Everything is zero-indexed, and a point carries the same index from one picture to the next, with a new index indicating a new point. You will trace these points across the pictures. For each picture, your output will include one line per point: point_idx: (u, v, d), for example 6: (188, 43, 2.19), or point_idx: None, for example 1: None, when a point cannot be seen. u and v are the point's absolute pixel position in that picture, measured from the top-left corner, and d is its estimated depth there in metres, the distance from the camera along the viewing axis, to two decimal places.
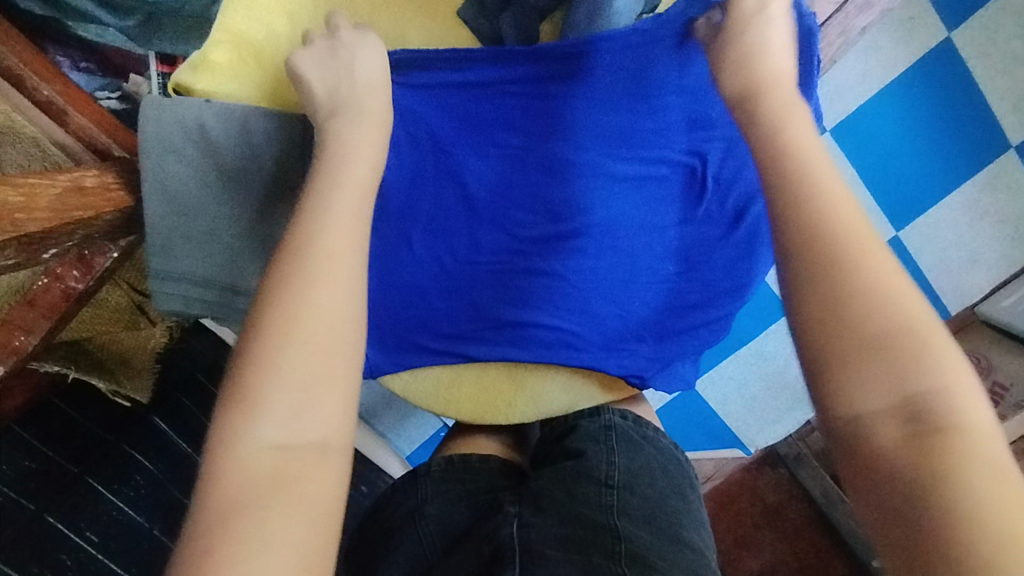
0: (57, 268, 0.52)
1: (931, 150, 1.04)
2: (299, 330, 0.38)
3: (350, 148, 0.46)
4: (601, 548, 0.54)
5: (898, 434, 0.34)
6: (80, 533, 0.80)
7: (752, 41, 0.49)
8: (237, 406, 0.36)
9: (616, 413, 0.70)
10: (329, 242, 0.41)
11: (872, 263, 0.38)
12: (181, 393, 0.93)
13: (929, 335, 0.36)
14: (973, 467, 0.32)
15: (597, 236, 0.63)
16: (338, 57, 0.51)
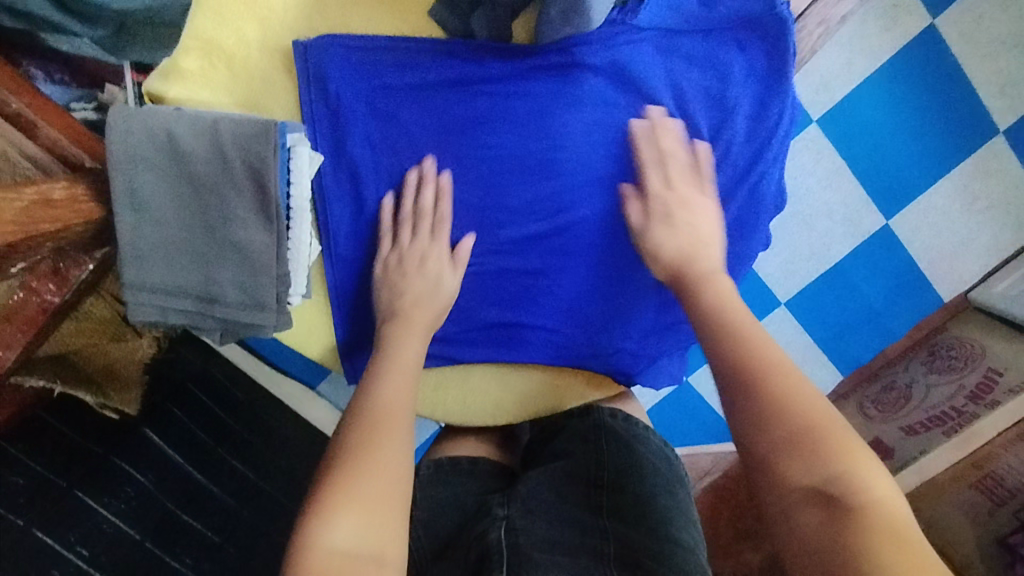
0: (31, 282, 0.51)
1: (917, 139, 1.05)
2: (369, 464, 0.50)
3: (405, 330, 0.60)
4: (590, 549, 0.56)
5: (817, 518, 0.42)
6: (70, 547, 0.78)
7: (676, 212, 0.58)
8: (312, 516, 0.47)
9: (606, 411, 0.70)
10: (390, 402, 0.55)
11: (788, 380, 0.48)
12: (170, 403, 0.94)
13: (838, 436, 0.45)
14: (879, 541, 0.40)
15: (582, 235, 0.64)
16: (405, 272, 0.61)
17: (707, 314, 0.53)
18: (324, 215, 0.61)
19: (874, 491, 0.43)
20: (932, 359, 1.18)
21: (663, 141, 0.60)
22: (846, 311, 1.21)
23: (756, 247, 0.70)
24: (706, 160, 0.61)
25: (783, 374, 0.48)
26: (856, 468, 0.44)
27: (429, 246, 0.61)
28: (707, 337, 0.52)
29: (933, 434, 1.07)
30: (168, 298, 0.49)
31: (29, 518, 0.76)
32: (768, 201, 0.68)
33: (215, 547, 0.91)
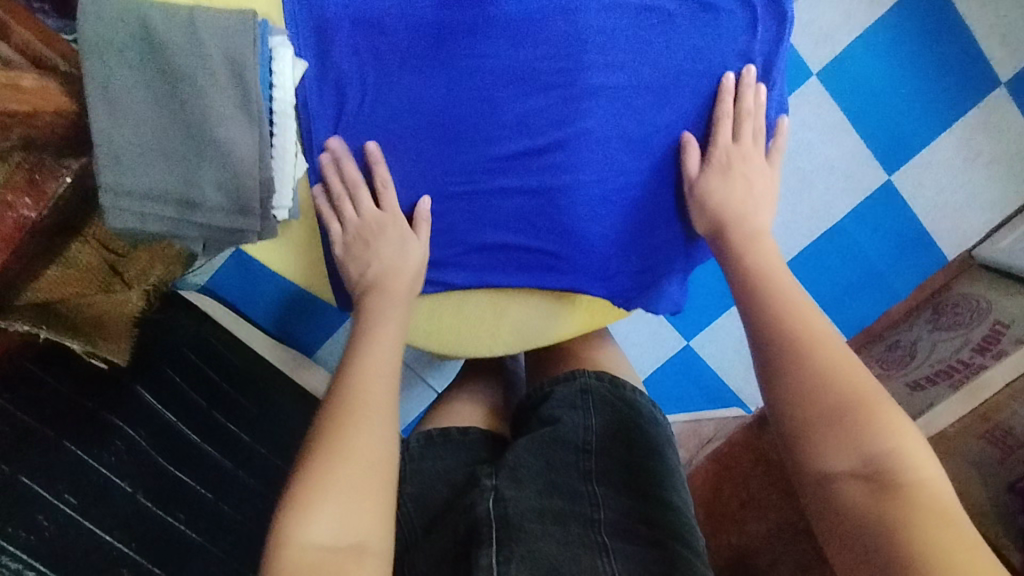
0: (6, 196, 0.49)
1: (920, 93, 1.11)
2: (345, 453, 0.52)
3: (377, 308, 0.62)
4: (580, 517, 0.67)
5: (862, 490, 0.50)
6: (58, 494, 0.74)
7: (735, 177, 0.66)
8: (289, 512, 0.49)
9: (592, 376, 0.84)
10: (366, 390, 0.56)
11: (828, 354, 0.55)
12: (163, 362, 0.93)
13: (880, 409, 0.52)
14: (922, 513, 0.47)
15: (574, 150, 0.62)
16: (367, 246, 0.63)
17: (760, 274, 0.62)
18: (307, 131, 0.60)
19: (920, 470, 0.50)
20: (937, 317, 1.19)
21: (746, 100, 0.65)
22: (848, 270, 1.23)
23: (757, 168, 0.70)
24: (782, 135, 0.69)
25: (833, 357, 0.55)
26: (903, 444, 0.51)
27: (385, 217, 0.62)
28: (765, 296, 0.60)
29: (940, 387, 1.05)
30: (147, 205, 0.48)
31: (17, 466, 0.72)
32: (768, 112, 0.69)
33: (207, 505, 0.88)
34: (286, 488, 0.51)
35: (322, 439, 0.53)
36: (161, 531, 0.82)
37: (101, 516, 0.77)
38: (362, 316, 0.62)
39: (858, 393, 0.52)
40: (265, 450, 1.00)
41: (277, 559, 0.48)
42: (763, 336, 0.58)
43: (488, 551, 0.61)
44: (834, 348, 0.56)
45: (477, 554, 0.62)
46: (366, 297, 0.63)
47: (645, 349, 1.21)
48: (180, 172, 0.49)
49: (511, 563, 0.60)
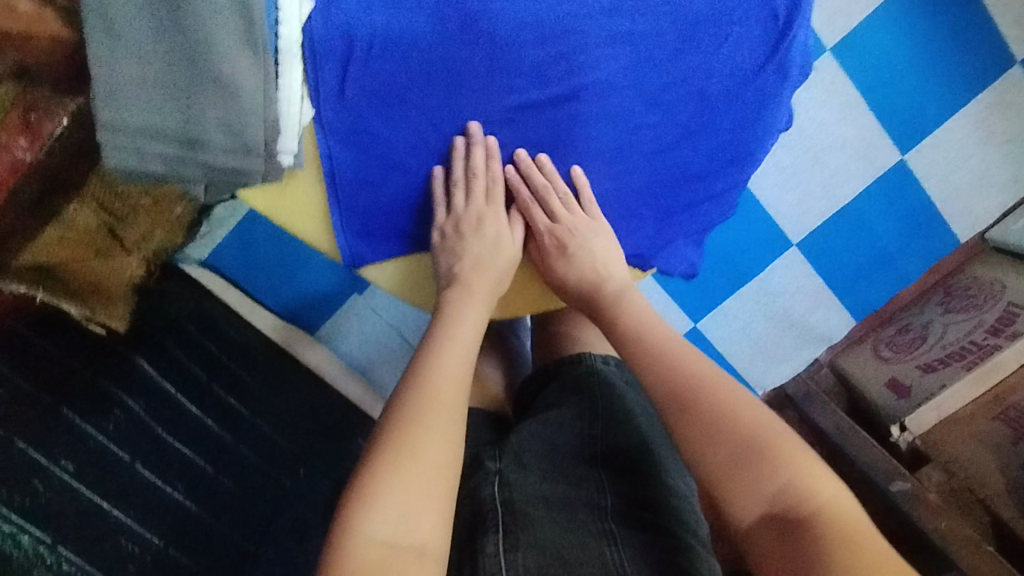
0: (3, 137, 0.49)
1: (937, 70, 1.08)
2: (417, 450, 0.52)
3: (456, 304, 0.64)
4: (585, 502, 0.65)
5: (771, 530, 0.51)
6: (55, 461, 0.72)
7: (578, 258, 0.67)
8: (357, 505, 0.49)
9: (597, 359, 0.82)
10: (442, 389, 0.57)
11: (722, 395, 0.56)
12: (163, 334, 0.91)
13: (778, 441, 0.53)
14: (833, 542, 0.47)
15: (590, 101, 0.60)
16: (462, 236, 0.65)
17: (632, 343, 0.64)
18: (310, 70, 0.55)
19: (823, 495, 0.51)
20: (948, 299, 1.16)
21: (534, 181, 0.64)
22: (861, 252, 1.20)
23: (777, 125, 0.69)
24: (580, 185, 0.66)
25: (729, 396, 0.57)
26: (798, 475, 0.52)
27: (484, 209, 0.65)
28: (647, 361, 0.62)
29: (952, 369, 1.03)
30: (144, 142, 0.49)
31: (14, 429, 0.70)
32: (794, 66, 0.66)
33: (210, 479, 0.87)
34: (353, 479, 0.51)
35: (393, 432, 0.53)
36: (161, 501, 0.80)
37: (100, 484, 0.75)
38: (441, 317, 0.64)
39: (758, 433, 0.53)
40: (265, 425, 0.99)
41: (341, 551, 0.48)
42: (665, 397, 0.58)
43: (495, 537, 0.58)
44: (721, 389, 0.57)
45: (484, 542, 0.58)
46: (446, 294, 0.65)
47: None
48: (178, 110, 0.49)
49: (518, 550, 0.57)
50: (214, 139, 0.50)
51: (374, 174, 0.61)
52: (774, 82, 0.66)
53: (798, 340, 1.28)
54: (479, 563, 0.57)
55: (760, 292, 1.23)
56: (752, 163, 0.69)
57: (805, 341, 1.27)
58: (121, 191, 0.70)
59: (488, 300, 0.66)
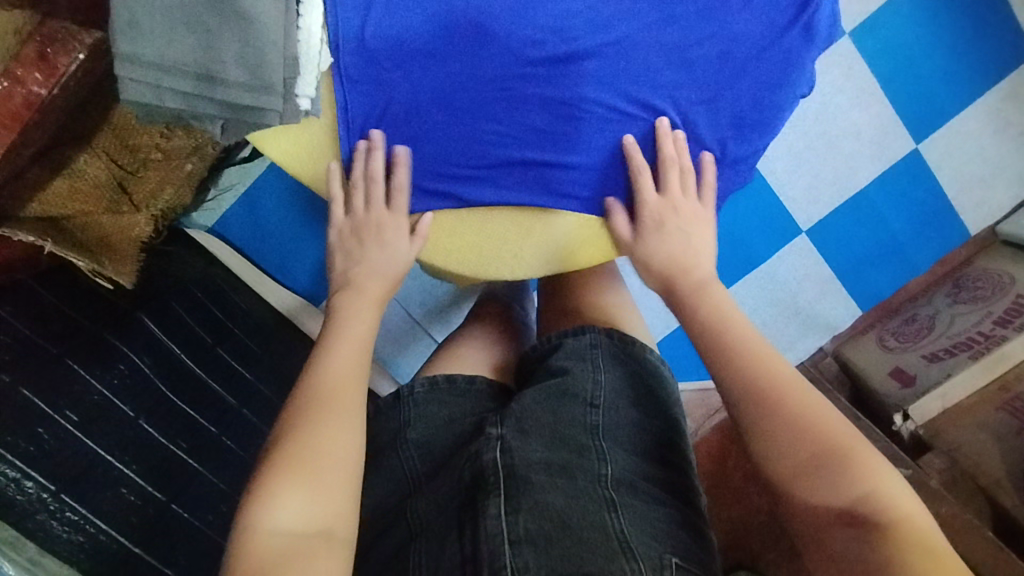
0: (17, 71, 0.51)
1: (953, 58, 1.09)
2: (314, 442, 0.53)
3: (349, 305, 0.66)
4: (586, 471, 0.60)
5: (848, 537, 0.50)
6: (59, 410, 0.72)
7: (672, 240, 0.69)
8: (257, 501, 0.50)
9: (601, 332, 0.73)
10: (336, 381, 0.58)
11: (816, 404, 0.56)
12: (169, 295, 0.91)
13: (859, 450, 0.52)
14: (913, 554, 0.47)
15: (606, 57, 0.61)
16: (363, 242, 0.69)
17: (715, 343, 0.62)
18: (332, 20, 0.57)
19: (900, 507, 0.50)
20: (957, 291, 1.13)
21: (662, 146, 0.66)
22: (874, 241, 1.16)
23: (799, 91, 0.68)
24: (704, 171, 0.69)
25: (809, 401, 0.56)
26: (880, 487, 0.51)
27: (385, 216, 0.67)
28: (729, 361, 0.60)
29: (959, 359, 1.02)
30: (161, 76, 0.51)
31: (16, 376, 0.70)
32: (821, 32, 0.66)
33: (210, 438, 0.86)
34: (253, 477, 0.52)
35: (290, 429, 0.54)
36: (164, 458, 0.80)
37: (101, 433, 0.74)
38: (331, 320, 0.65)
39: (840, 442, 0.53)
40: (266, 389, 0.97)
41: (241, 547, 0.48)
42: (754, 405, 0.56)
43: (497, 501, 0.56)
44: (800, 393, 0.56)
45: (485, 504, 0.56)
46: (337, 299, 0.67)
47: (658, 313, 1.16)
48: (198, 44, 0.51)
49: (520, 514, 0.55)
50: (230, 73, 0.52)
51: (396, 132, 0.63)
52: (798, 47, 0.65)
53: (806, 327, 1.19)
54: (480, 524, 0.55)
55: (768, 277, 1.17)
56: (773, 129, 0.68)
57: (813, 329, 1.20)
58: (132, 142, 0.73)
59: (379, 303, 0.68)
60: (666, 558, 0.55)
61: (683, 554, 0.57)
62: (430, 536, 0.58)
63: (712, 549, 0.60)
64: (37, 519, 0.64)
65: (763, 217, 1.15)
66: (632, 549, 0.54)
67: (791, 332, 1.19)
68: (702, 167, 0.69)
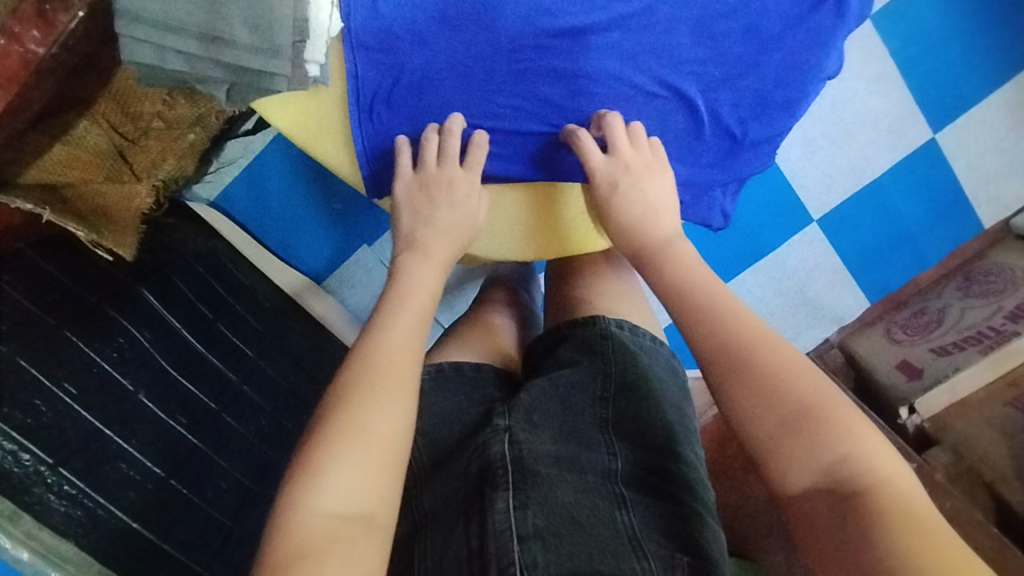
0: (14, 28, 0.47)
1: (976, 46, 1.06)
2: (365, 421, 0.50)
3: (413, 266, 0.61)
4: (596, 467, 0.60)
5: (826, 504, 0.47)
6: (58, 383, 0.71)
7: (632, 202, 0.62)
8: (302, 478, 0.48)
9: (613, 323, 0.71)
10: (392, 358, 0.54)
11: (783, 355, 0.52)
12: (170, 270, 0.89)
13: (841, 413, 0.50)
14: (893, 519, 0.44)
15: (626, 31, 0.60)
16: (434, 201, 0.62)
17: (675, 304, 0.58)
18: None
19: (881, 469, 0.47)
20: (968, 285, 1.12)
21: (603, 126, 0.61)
22: (885, 231, 1.13)
23: (825, 74, 0.66)
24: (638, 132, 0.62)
25: (783, 359, 0.52)
26: (859, 447, 0.48)
27: (456, 174, 0.62)
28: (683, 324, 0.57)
29: (967, 353, 1.01)
30: (162, 36, 0.50)
31: (16, 345, 0.69)
32: (853, 7, 0.63)
33: (212, 414, 0.85)
34: (301, 450, 0.49)
35: (340, 404, 0.51)
36: (165, 433, 0.79)
37: (101, 408, 0.73)
38: (392, 282, 0.60)
39: (811, 401, 0.50)
40: (267, 367, 0.96)
41: (284, 522, 0.47)
42: (711, 370, 0.54)
43: (505, 494, 0.55)
44: (773, 353, 0.52)
45: (492, 499, 0.56)
46: (403, 259, 0.61)
47: None
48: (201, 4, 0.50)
49: (529, 509, 0.55)
50: (237, 37, 0.51)
51: (408, 103, 0.60)
52: (824, 28, 0.63)
53: (814, 319, 1.17)
54: (488, 519, 0.54)
55: (778, 267, 1.14)
56: (798, 110, 0.66)
57: (818, 320, 1.17)
58: (133, 110, 0.70)
59: (445, 266, 0.62)
60: (676, 558, 0.55)
61: (695, 552, 0.56)
62: (436, 527, 0.57)
63: (721, 549, 0.59)
64: (34, 493, 0.63)
65: (775, 206, 1.12)
66: (644, 549, 0.54)
67: (798, 323, 1.16)
68: (636, 129, 0.62)
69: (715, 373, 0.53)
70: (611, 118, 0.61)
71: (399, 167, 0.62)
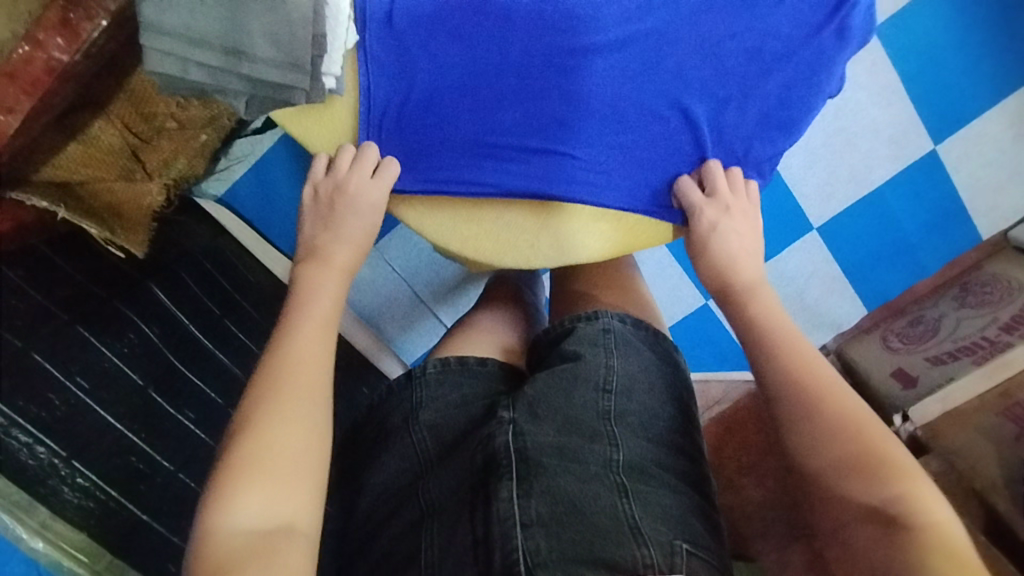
0: (40, 36, 0.54)
1: (979, 58, 1.05)
2: (271, 435, 0.51)
3: (316, 274, 0.62)
4: (598, 457, 0.61)
5: (874, 536, 0.51)
6: (70, 377, 0.76)
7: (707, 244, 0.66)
8: (215, 502, 0.48)
9: (614, 317, 0.72)
10: (294, 368, 0.55)
11: (846, 399, 0.56)
12: (173, 263, 0.88)
13: (900, 461, 0.52)
14: (941, 559, 0.47)
15: (634, 51, 0.61)
16: (335, 207, 0.64)
17: None
18: (361, 7, 0.59)
19: (931, 513, 0.50)
20: (965, 294, 1.11)
21: (708, 172, 0.66)
22: (882, 239, 1.16)
23: (828, 91, 0.67)
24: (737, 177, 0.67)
25: (844, 406, 0.55)
26: (914, 491, 0.51)
27: (362, 182, 0.62)
28: None
29: (961, 363, 0.99)
30: (186, 49, 0.54)
31: (29, 342, 0.76)
32: (856, 31, 0.65)
33: (221, 410, 0.85)
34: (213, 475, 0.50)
35: (245, 422, 0.51)
36: (171, 428, 0.81)
37: (110, 402, 0.77)
38: (296, 292, 0.61)
39: (871, 444, 0.53)
40: None
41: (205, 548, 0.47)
42: (784, 405, 0.57)
43: (509, 484, 0.58)
44: (836, 399, 0.56)
45: (496, 488, 0.58)
46: (302, 268, 0.62)
47: (664, 291, 1.13)
48: (224, 19, 0.54)
49: (531, 498, 0.57)
50: (257, 49, 0.54)
51: (420, 115, 0.62)
52: (828, 48, 0.65)
53: (813, 324, 1.21)
54: (492, 507, 0.57)
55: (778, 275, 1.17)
56: (801, 128, 0.67)
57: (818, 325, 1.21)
58: (148, 111, 0.72)
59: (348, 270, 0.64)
60: (675, 544, 0.56)
61: (693, 539, 0.58)
62: (442, 517, 0.59)
63: (720, 537, 0.62)
64: (48, 485, 0.71)
65: (779, 217, 1.15)
66: (643, 536, 0.55)
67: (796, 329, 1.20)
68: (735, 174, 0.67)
69: (790, 408, 0.57)
70: (712, 166, 0.66)
71: (312, 173, 0.65)
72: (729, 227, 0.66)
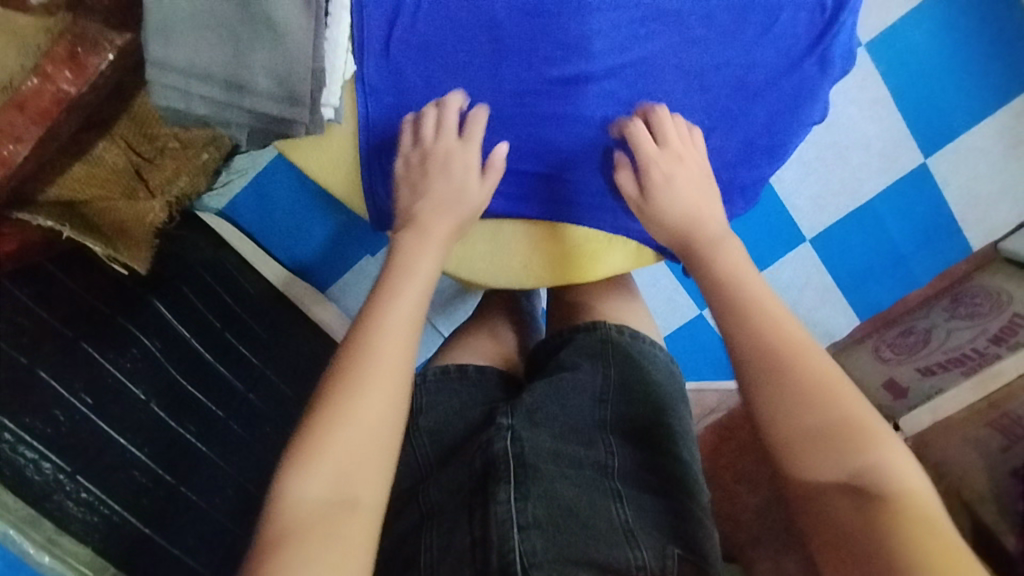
0: (48, 70, 0.56)
1: (966, 74, 1.07)
2: (355, 408, 0.51)
3: (413, 242, 0.62)
4: (593, 464, 0.63)
5: (849, 510, 0.48)
6: (75, 393, 0.74)
7: (665, 202, 0.64)
8: (292, 464, 0.49)
9: (613, 328, 0.76)
10: (384, 343, 0.54)
11: (816, 361, 0.53)
12: (179, 281, 0.92)
13: (876, 429, 0.50)
14: (912, 530, 0.45)
15: (623, 80, 0.64)
16: (427, 171, 0.63)
17: None
18: (358, 40, 0.61)
19: (902, 481, 0.48)
20: (955, 306, 1.10)
21: (663, 122, 0.64)
22: (872, 250, 1.17)
23: (813, 116, 0.68)
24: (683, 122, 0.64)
25: (820, 368, 0.53)
26: (885, 459, 0.49)
27: (453, 146, 0.62)
28: None
29: (949, 373, 0.95)
30: (189, 83, 0.53)
31: (35, 358, 0.72)
32: (838, 56, 0.67)
33: (218, 421, 0.88)
34: (293, 436, 0.51)
35: (331, 390, 0.52)
36: (174, 442, 0.82)
37: (115, 416, 0.77)
38: (393, 261, 0.61)
39: (846, 411, 0.50)
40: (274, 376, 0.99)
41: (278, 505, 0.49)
42: (751, 367, 0.54)
43: (507, 487, 0.58)
44: (817, 367, 0.53)
45: (496, 490, 0.58)
46: (399, 234, 0.62)
47: (659, 301, 1.15)
48: (228, 55, 0.54)
49: (528, 501, 0.57)
50: (262, 86, 0.55)
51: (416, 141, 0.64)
52: (811, 75, 0.66)
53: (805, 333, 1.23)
54: (491, 509, 0.57)
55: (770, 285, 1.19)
56: (784, 154, 0.69)
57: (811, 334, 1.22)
58: (150, 131, 0.74)
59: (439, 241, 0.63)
60: (668, 548, 0.58)
61: (685, 545, 0.59)
62: (441, 521, 0.60)
63: (714, 547, 0.62)
64: (54, 500, 0.69)
65: (772, 229, 1.17)
66: (636, 540, 0.57)
67: None
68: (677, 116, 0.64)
69: (756, 372, 0.53)
70: (658, 111, 0.63)
71: (400, 136, 0.64)
72: (684, 180, 0.64)
